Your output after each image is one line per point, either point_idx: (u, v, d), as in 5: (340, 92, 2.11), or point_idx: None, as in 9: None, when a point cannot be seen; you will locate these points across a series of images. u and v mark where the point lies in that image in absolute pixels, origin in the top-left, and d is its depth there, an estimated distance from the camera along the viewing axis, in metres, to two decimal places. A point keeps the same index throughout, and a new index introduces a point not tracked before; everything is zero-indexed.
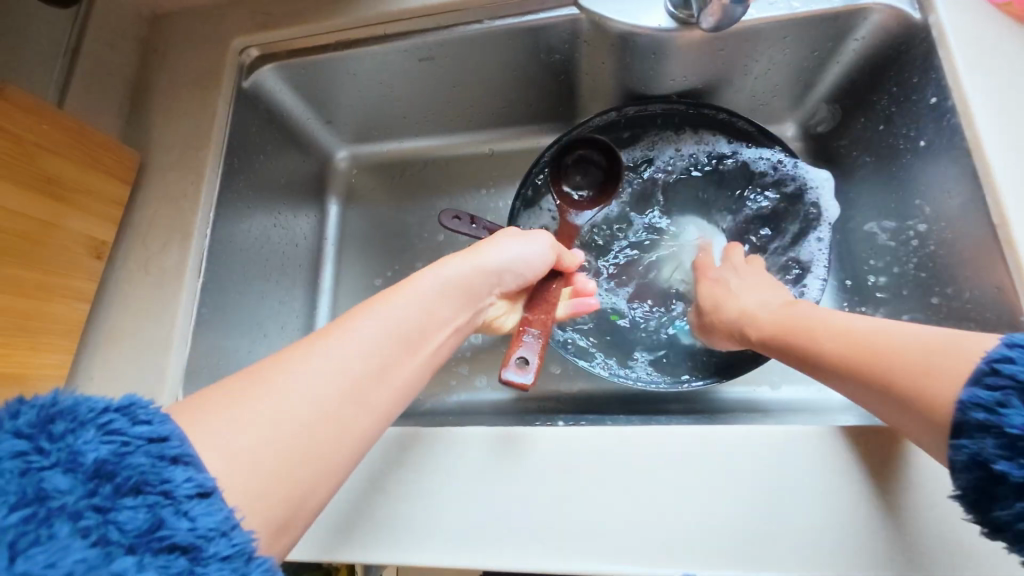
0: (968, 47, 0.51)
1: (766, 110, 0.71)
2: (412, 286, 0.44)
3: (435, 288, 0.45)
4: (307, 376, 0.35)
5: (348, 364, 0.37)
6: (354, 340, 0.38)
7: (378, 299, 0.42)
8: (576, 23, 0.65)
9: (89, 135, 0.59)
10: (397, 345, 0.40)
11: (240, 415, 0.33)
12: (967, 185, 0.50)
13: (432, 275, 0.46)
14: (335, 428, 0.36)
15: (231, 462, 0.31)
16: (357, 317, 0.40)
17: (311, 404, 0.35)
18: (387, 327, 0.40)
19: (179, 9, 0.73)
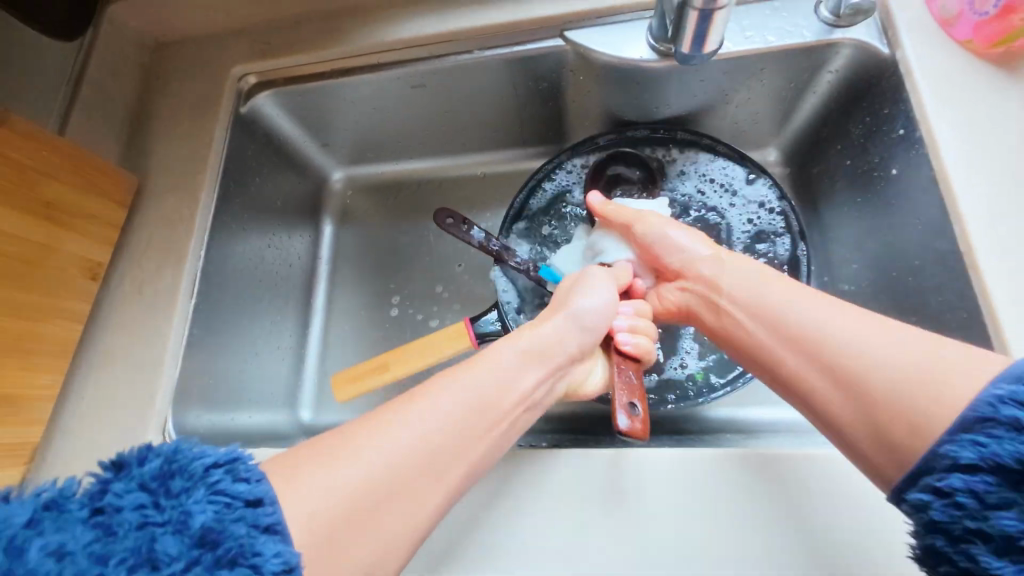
0: (933, 82, 0.53)
1: (747, 136, 0.73)
2: (492, 355, 0.49)
3: (511, 356, 0.49)
4: (400, 435, 0.41)
5: (431, 429, 0.42)
6: (438, 406, 0.43)
7: (463, 367, 0.47)
8: (562, 54, 0.67)
9: (88, 161, 0.61)
10: (475, 414, 0.44)
11: (333, 465, 0.39)
12: (935, 213, 0.52)
13: (508, 343, 0.50)
14: (420, 484, 0.41)
15: (320, 512, 0.37)
16: (442, 384, 0.45)
17: (398, 460, 0.40)
18: (469, 394, 0.45)
19: (181, 38, 0.76)
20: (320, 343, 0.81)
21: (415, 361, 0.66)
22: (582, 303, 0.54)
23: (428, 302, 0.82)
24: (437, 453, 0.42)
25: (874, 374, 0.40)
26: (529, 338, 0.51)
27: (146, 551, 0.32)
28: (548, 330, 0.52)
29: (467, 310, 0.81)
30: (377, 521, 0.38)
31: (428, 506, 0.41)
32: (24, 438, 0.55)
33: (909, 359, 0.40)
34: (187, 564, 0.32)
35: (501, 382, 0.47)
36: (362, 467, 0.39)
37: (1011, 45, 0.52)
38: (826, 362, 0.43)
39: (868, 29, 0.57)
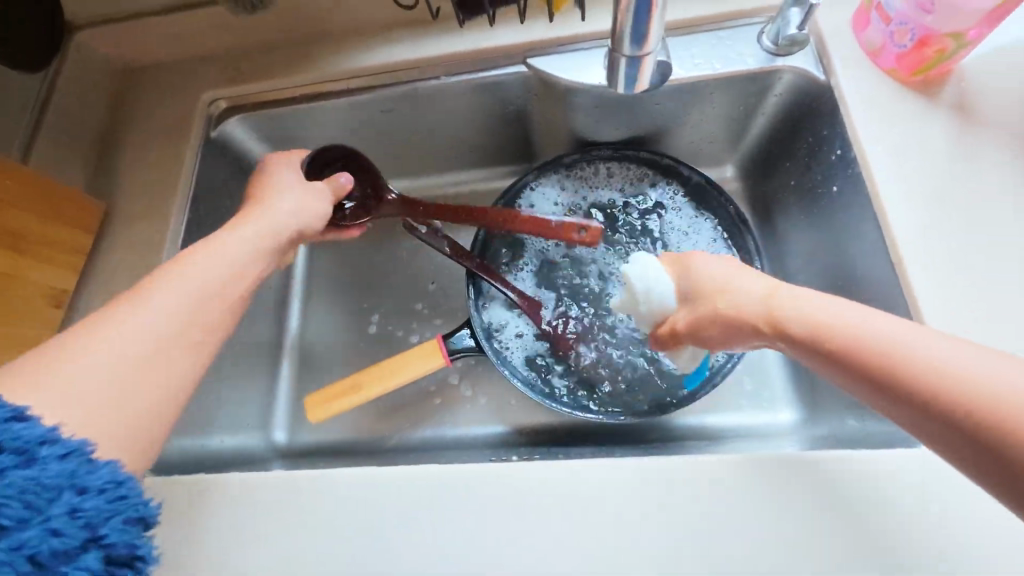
0: (864, 107, 0.57)
1: (704, 154, 0.77)
2: (218, 243, 0.48)
3: (230, 254, 0.48)
4: (123, 334, 0.40)
5: (149, 326, 0.41)
6: (155, 309, 0.42)
7: (172, 269, 0.45)
8: (525, 79, 0.70)
9: (56, 189, 0.61)
10: (200, 306, 0.44)
11: (59, 373, 0.37)
12: (873, 227, 0.56)
13: (224, 244, 0.48)
14: (157, 366, 0.40)
15: (69, 394, 0.36)
16: (155, 288, 0.43)
17: (124, 357, 0.39)
18: (188, 294, 0.44)
19: (150, 64, 0.77)
20: (294, 363, 0.81)
21: (391, 376, 0.68)
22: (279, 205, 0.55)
23: (404, 320, 0.82)
24: (163, 347, 0.41)
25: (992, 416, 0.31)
26: (235, 238, 0.50)
27: None
28: (257, 230, 0.51)
29: (442, 326, 0.82)
30: (121, 418, 0.38)
31: (181, 370, 0.41)
32: None
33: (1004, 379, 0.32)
34: None
35: (220, 269, 0.46)
36: (75, 373, 0.37)
37: (931, 74, 0.57)
38: (915, 387, 0.34)
39: (806, 58, 0.62)
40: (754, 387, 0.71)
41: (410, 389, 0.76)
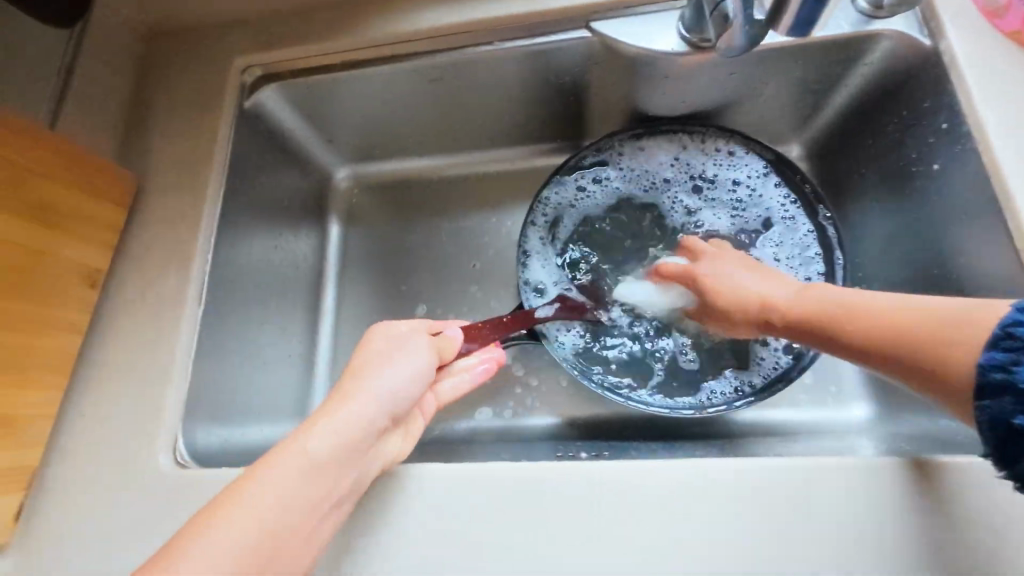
0: (980, 72, 0.53)
1: (771, 132, 0.72)
2: (367, 392, 0.46)
3: (391, 399, 0.47)
4: (257, 512, 0.38)
5: (297, 500, 0.40)
6: (304, 481, 0.41)
7: (339, 406, 0.44)
8: (587, 45, 0.65)
9: (83, 157, 0.57)
10: (360, 464, 0.44)
11: (223, 538, 0.37)
12: (985, 209, 0.52)
13: (390, 373, 0.47)
14: (299, 535, 0.40)
15: (233, 547, 0.37)
16: (325, 433, 0.43)
17: (260, 539, 0.38)
18: (346, 454, 0.43)
19: (178, 27, 0.71)
20: (330, 347, 0.78)
21: None
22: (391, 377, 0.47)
23: (444, 304, 0.78)
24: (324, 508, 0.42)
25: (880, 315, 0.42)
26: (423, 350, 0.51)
27: None
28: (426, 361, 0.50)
29: (484, 311, 0.78)
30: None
31: (316, 526, 0.42)
32: (21, 461, 0.51)
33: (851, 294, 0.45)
34: None
35: (396, 399, 0.47)
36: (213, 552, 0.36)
37: None
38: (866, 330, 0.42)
39: (907, 21, 0.56)
40: (819, 383, 0.67)
41: None
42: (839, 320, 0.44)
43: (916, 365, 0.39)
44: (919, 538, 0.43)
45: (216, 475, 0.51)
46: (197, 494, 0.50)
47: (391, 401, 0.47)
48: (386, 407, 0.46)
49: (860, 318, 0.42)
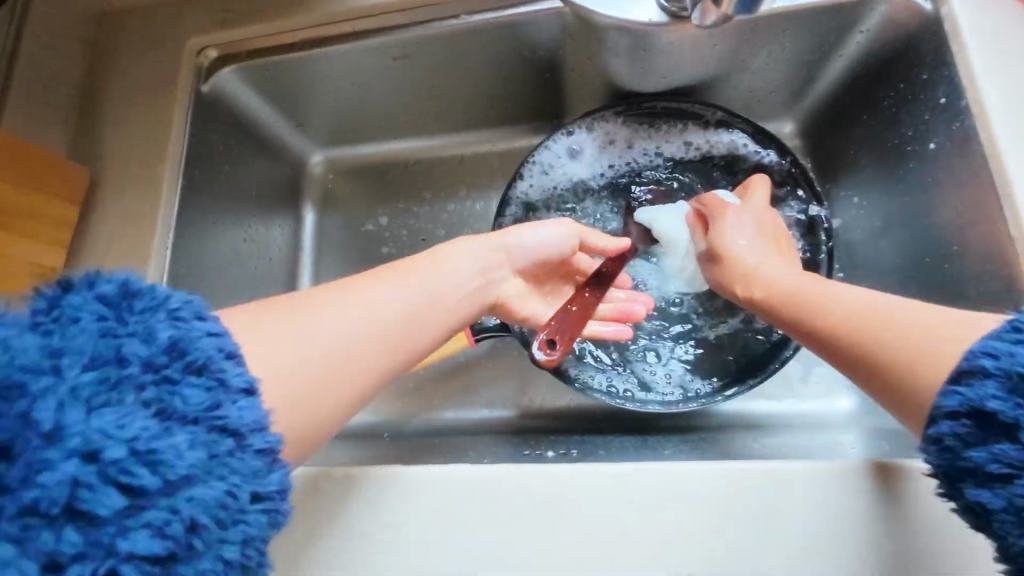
0: (981, 39, 0.49)
1: (763, 107, 0.67)
2: (449, 262, 0.47)
3: (461, 266, 0.47)
4: (346, 310, 0.39)
5: (373, 310, 0.40)
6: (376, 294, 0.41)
7: (401, 263, 0.45)
8: (561, 16, 0.60)
9: (29, 151, 0.55)
10: (425, 301, 0.44)
11: (286, 331, 0.36)
12: (983, 195, 0.48)
13: (459, 246, 0.49)
14: (340, 364, 0.38)
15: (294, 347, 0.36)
16: (393, 272, 0.43)
17: (347, 333, 0.38)
18: (413, 292, 0.43)
19: (129, 6, 0.67)
20: None
21: None
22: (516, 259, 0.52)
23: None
24: (389, 327, 0.41)
25: (879, 332, 0.37)
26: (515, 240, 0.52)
27: (110, 354, 0.29)
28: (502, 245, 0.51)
29: None
30: (345, 382, 0.38)
31: (377, 358, 0.40)
32: None
33: (878, 303, 0.39)
34: (153, 366, 0.29)
35: (457, 268, 0.47)
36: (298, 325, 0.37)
37: None
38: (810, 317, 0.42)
39: None
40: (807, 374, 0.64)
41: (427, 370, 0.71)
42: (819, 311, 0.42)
43: (853, 360, 0.38)
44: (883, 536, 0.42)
45: None
46: None
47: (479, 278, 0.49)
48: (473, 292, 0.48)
49: (826, 314, 0.41)
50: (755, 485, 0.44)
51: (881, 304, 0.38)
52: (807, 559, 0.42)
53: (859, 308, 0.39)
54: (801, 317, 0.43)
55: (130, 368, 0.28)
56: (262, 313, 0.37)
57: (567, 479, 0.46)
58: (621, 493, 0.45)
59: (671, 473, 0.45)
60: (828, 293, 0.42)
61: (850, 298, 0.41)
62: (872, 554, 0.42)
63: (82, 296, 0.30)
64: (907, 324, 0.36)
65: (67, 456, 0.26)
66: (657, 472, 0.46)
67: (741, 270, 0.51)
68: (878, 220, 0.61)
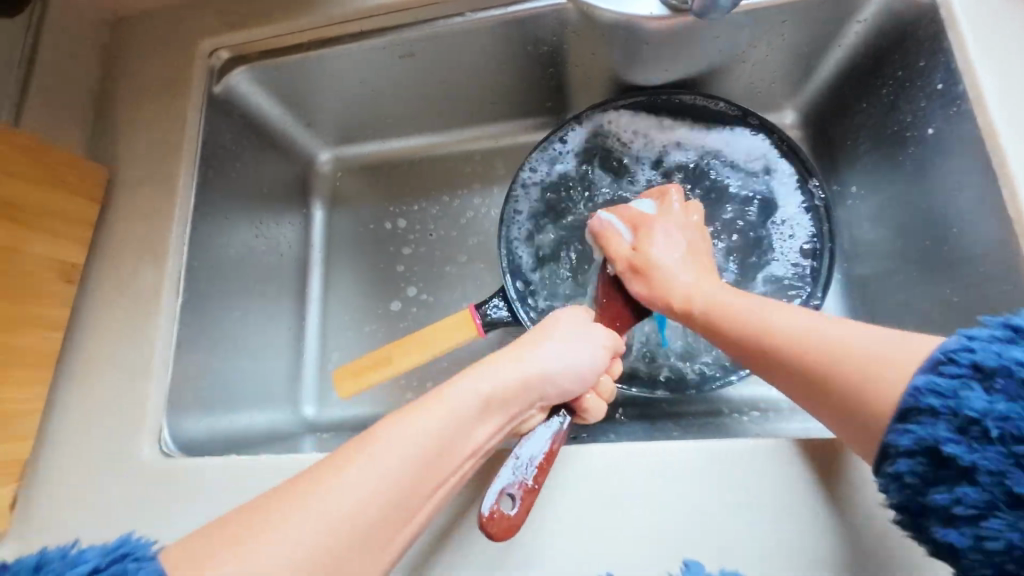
0: (977, 25, 0.50)
1: (764, 98, 0.68)
2: (451, 398, 0.40)
3: (466, 400, 0.41)
4: (338, 491, 0.34)
5: (373, 490, 0.35)
6: (384, 453, 0.36)
7: (399, 418, 0.38)
8: (564, 12, 0.61)
9: (49, 152, 0.56)
10: (430, 457, 0.38)
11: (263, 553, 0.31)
12: (980, 177, 0.49)
13: (462, 380, 0.42)
14: (369, 541, 0.34)
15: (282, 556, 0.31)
16: (384, 432, 0.37)
17: (343, 523, 0.33)
18: (419, 443, 0.37)
19: (141, 11, 0.69)
20: (318, 334, 0.77)
21: (420, 353, 0.64)
22: (553, 365, 0.46)
23: (433, 286, 0.77)
24: (398, 493, 0.36)
25: (837, 369, 0.38)
26: (533, 357, 0.45)
27: None
28: (523, 371, 0.44)
29: (471, 293, 0.77)
30: (357, 553, 0.34)
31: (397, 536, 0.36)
32: (10, 455, 0.52)
33: (817, 324, 0.41)
34: None
35: (464, 404, 0.41)
36: (282, 541, 0.31)
37: None
38: (769, 354, 0.42)
39: None
40: None
41: (438, 361, 0.72)
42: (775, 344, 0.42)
43: (817, 391, 0.40)
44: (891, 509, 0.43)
45: (200, 466, 0.52)
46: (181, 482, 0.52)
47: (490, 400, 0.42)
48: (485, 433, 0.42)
49: (773, 340, 0.42)
50: (763, 461, 0.46)
51: (815, 332, 0.40)
52: (814, 532, 0.43)
53: (801, 335, 0.41)
54: (748, 350, 0.44)
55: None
56: (235, 538, 0.32)
57: (580, 459, 0.47)
58: (632, 472, 0.47)
59: (682, 453, 0.47)
60: (778, 322, 0.43)
61: (796, 323, 0.42)
62: (878, 526, 0.43)
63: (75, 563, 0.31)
64: (865, 355, 0.37)
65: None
66: (668, 450, 0.47)
67: (685, 295, 0.48)
68: (877, 204, 0.62)
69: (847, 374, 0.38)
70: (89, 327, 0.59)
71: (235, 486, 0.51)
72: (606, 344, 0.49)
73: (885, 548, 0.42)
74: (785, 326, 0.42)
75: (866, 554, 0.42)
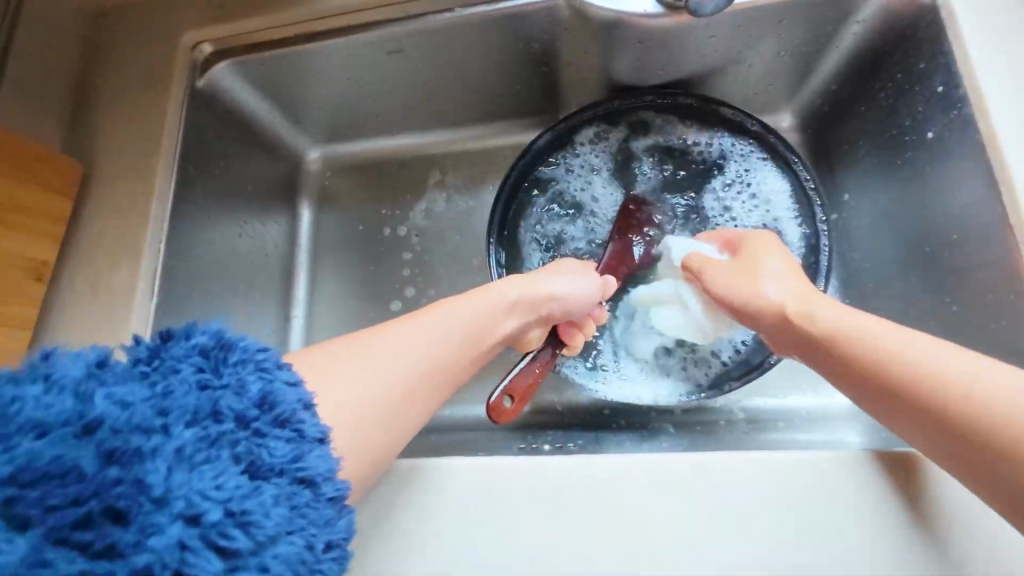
0: (979, 26, 0.49)
1: (760, 100, 0.67)
2: (444, 314, 0.45)
3: (454, 330, 0.44)
4: (400, 340, 0.41)
5: (426, 343, 0.42)
6: (384, 365, 0.39)
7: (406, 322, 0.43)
8: (556, 9, 0.60)
9: (21, 144, 0.54)
10: (473, 336, 0.46)
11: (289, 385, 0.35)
12: (981, 183, 0.48)
13: (500, 284, 0.50)
14: (374, 403, 0.38)
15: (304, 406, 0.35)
16: (437, 310, 0.45)
17: (406, 365, 0.40)
18: (466, 322, 0.45)
19: (123, 3, 0.67)
20: (302, 337, 0.75)
21: None
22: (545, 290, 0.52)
23: (426, 288, 0.76)
24: (446, 357, 0.43)
25: (954, 401, 0.36)
26: (550, 273, 0.53)
27: (194, 414, 0.29)
28: (547, 284, 0.52)
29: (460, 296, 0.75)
30: (414, 392, 0.40)
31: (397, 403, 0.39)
32: None
33: (933, 353, 0.38)
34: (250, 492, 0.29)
35: (500, 305, 0.48)
36: (356, 362, 0.38)
37: None
38: (865, 368, 0.40)
39: None
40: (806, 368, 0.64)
41: None
42: (884, 362, 0.39)
43: (926, 418, 0.37)
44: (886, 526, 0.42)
45: None
46: None
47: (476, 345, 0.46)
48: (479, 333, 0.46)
49: (892, 364, 0.39)
50: (756, 476, 0.44)
51: (899, 354, 0.39)
52: (807, 549, 0.42)
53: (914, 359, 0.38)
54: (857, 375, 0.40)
55: (226, 423, 0.30)
56: (307, 356, 0.38)
57: (565, 471, 0.46)
58: (619, 485, 0.45)
59: (671, 465, 0.45)
60: (883, 337, 0.40)
61: (900, 347, 0.39)
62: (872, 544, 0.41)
63: (186, 349, 0.32)
64: (1003, 389, 0.35)
65: (174, 520, 0.26)
66: (657, 462, 0.45)
67: (792, 308, 0.45)
68: (886, 201, 0.59)
69: (977, 409, 0.35)
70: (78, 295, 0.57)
71: None
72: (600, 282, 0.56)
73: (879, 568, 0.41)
74: (903, 349, 0.39)
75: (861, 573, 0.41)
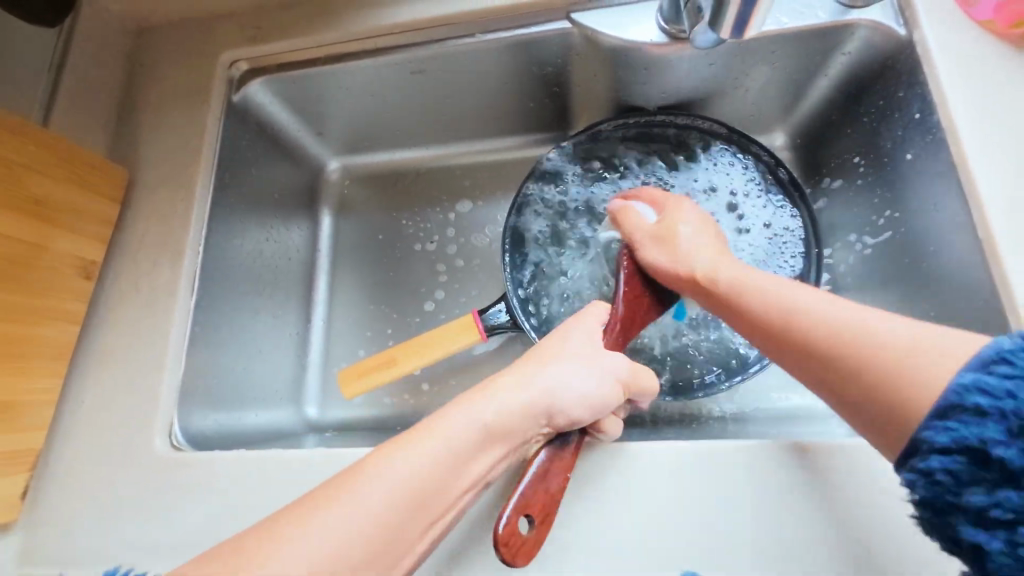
0: (952, 59, 0.54)
1: (756, 121, 0.72)
2: (457, 419, 0.41)
3: (465, 434, 0.41)
4: (354, 517, 0.35)
5: (376, 509, 0.36)
6: (376, 490, 0.37)
7: (419, 433, 0.40)
8: (568, 36, 0.65)
9: (76, 154, 0.59)
10: (427, 488, 0.38)
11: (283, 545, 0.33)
12: (954, 200, 0.53)
13: (463, 411, 0.42)
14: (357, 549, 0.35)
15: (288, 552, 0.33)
16: (395, 459, 0.38)
17: (345, 539, 0.35)
18: (425, 468, 0.39)
19: (167, 23, 0.72)
20: (322, 337, 0.79)
21: (424, 353, 0.66)
22: (570, 378, 0.45)
23: (458, 291, 0.79)
24: (393, 526, 0.36)
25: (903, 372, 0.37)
26: (541, 378, 0.45)
27: None
28: (526, 397, 0.44)
29: (473, 300, 0.79)
30: (388, 550, 0.36)
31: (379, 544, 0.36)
32: (26, 444, 0.54)
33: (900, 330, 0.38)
34: None
35: (466, 439, 0.41)
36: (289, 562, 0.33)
37: None
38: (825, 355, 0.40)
39: (883, 9, 0.58)
40: None
41: (440, 365, 0.74)
42: (805, 322, 0.42)
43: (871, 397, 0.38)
44: (870, 509, 0.45)
45: (208, 459, 0.54)
46: (190, 474, 0.53)
47: (475, 454, 0.41)
48: (483, 433, 0.42)
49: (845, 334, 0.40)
50: (749, 464, 0.48)
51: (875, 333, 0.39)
52: (795, 531, 0.46)
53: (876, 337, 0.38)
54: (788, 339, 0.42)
55: None
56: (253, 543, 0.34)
57: (577, 457, 0.50)
58: (625, 471, 0.49)
59: (675, 453, 0.49)
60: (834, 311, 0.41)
61: (873, 330, 0.39)
62: (855, 526, 0.45)
63: None
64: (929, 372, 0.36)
65: None
66: (661, 454, 0.49)
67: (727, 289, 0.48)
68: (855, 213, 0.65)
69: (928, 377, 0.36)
70: (118, 297, 0.61)
71: (240, 478, 0.52)
72: (620, 376, 0.48)
73: (863, 549, 0.45)
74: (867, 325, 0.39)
75: (845, 552, 0.45)
